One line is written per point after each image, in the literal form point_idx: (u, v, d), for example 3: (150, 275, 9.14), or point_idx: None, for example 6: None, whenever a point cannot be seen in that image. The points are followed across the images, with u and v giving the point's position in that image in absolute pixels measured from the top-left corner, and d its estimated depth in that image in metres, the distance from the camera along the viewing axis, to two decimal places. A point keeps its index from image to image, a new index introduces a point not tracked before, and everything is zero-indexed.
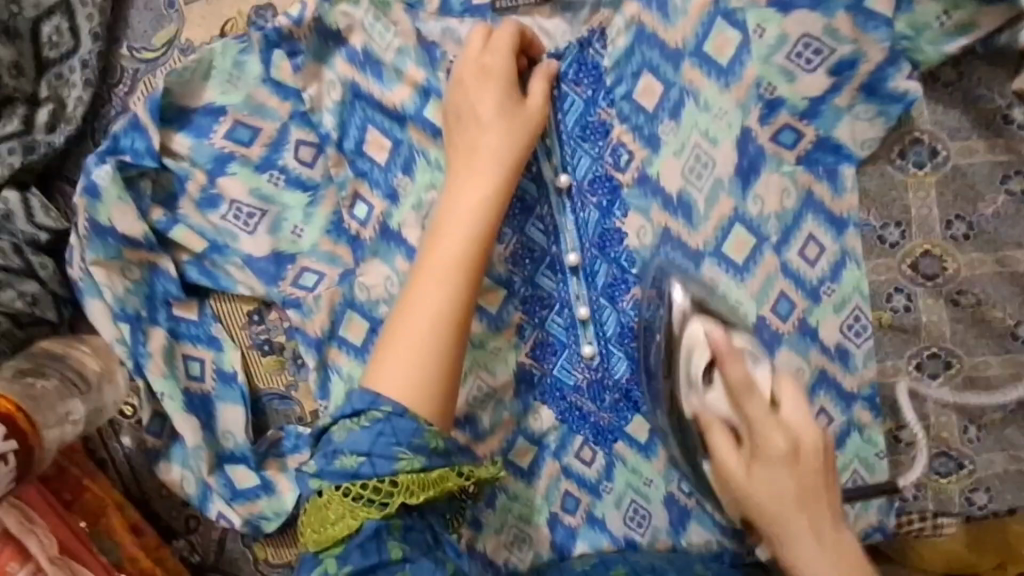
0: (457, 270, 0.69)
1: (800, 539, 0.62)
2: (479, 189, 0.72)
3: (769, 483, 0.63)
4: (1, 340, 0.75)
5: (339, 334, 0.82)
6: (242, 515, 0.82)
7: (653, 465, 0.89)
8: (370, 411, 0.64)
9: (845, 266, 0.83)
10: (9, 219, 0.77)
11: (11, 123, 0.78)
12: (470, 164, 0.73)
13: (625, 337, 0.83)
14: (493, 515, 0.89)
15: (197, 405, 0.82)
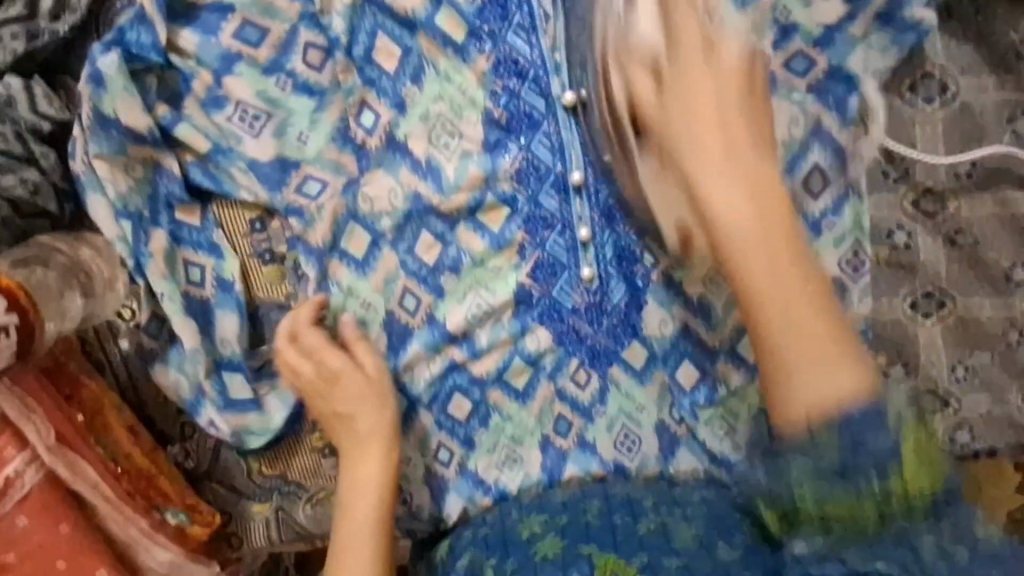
0: (370, 528, 0.80)
1: (751, 254, 0.61)
2: (372, 468, 0.80)
3: (726, 198, 0.62)
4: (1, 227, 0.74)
5: (341, 247, 0.84)
6: (231, 426, 0.84)
7: (647, 391, 0.90)
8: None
9: (847, 201, 0.83)
10: (9, 105, 0.75)
11: (15, 6, 0.75)
12: (355, 479, 0.81)
13: (626, 263, 0.86)
14: (486, 435, 0.91)
15: (196, 309, 0.83)
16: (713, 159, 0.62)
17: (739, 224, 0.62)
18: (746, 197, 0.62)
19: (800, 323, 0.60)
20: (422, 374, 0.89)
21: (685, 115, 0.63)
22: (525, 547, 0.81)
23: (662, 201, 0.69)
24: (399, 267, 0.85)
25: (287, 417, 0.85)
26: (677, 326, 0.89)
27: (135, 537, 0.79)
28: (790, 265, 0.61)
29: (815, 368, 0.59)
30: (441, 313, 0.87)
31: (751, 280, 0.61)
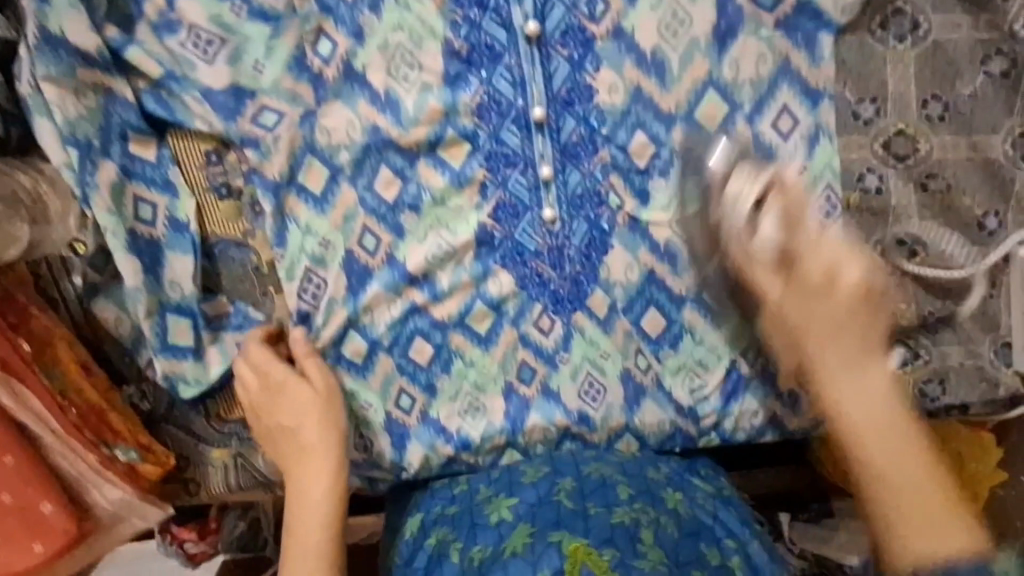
0: (319, 556, 0.78)
1: (829, 347, 0.64)
2: (315, 481, 0.81)
3: (854, 381, 0.64)
4: None
5: (298, 181, 0.82)
6: (164, 370, 0.83)
7: (611, 339, 0.89)
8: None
9: (816, 142, 0.81)
10: None
11: None
12: (303, 491, 0.81)
13: (591, 204, 0.84)
14: (448, 381, 0.89)
15: (144, 248, 0.81)
16: (822, 324, 0.64)
17: (803, 330, 0.65)
18: (842, 319, 0.63)
19: (874, 417, 0.62)
20: (382, 318, 0.87)
21: (823, 315, 0.64)
22: (494, 531, 0.82)
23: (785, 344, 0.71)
24: (358, 203, 0.84)
25: (224, 374, 0.85)
26: (643, 272, 0.87)
27: (82, 473, 0.78)
28: (888, 398, 0.63)
29: (915, 522, 0.59)
30: (401, 254, 0.85)
31: (841, 404, 0.63)
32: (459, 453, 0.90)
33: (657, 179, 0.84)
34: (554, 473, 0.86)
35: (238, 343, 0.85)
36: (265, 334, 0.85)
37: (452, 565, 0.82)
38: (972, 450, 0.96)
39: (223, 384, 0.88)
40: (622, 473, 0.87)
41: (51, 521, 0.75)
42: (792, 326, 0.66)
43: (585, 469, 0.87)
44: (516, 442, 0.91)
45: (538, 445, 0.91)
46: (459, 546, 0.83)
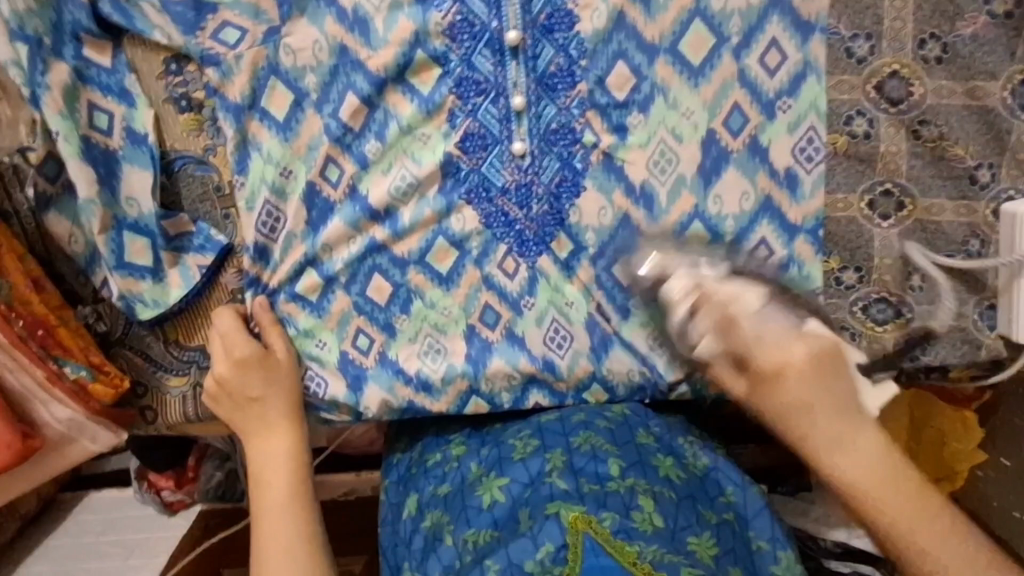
0: (290, 498, 0.83)
1: (856, 463, 0.75)
2: (281, 442, 0.85)
3: (856, 463, 0.75)
4: None
5: (261, 106, 0.80)
6: (121, 288, 0.81)
7: (574, 283, 0.86)
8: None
9: (804, 79, 0.78)
10: None
11: None
12: (270, 454, 0.85)
13: (562, 140, 0.81)
14: (408, 322, 0.87)
15: (99, 157, 0.78)
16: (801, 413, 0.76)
17: (801, 424, 0.77)
18: (828, 405, 0.76)
19: (911, 531, 0.72)
20: (340, 253, 0.85)
21: (840, 450, 0.75)
22: (488, 514, 0.82)
23: (857, 455, 0.75)
24: (323, 132, 0.81)
25: (184, 297, 0.84)
26: (617, 215, 0.83)
27: (29, 387, 0.75)
28: (880, 456, 0.75)
29: (915, 533, 0.72)
30: (364, 187, 0.83)
31: (842, 474, 0.75)
32: (419, 395, 0.87)
33: (635, 114, 0.79)
34: (543, 446, 0.86)
35: (201, 267, 0.84)
36: (236, 312, 0.86)
37: (447, 548, 0.83)
38: (953, 426, 1.06)
39: (181, 308, 0.86)
40: (612, 441, 0.86)
41: None
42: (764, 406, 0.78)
43: (575, 441, 0.86)
44: (479, 388, 0.88)
45: (503, 391, 0.89)
46: (452, 528, 0.84)
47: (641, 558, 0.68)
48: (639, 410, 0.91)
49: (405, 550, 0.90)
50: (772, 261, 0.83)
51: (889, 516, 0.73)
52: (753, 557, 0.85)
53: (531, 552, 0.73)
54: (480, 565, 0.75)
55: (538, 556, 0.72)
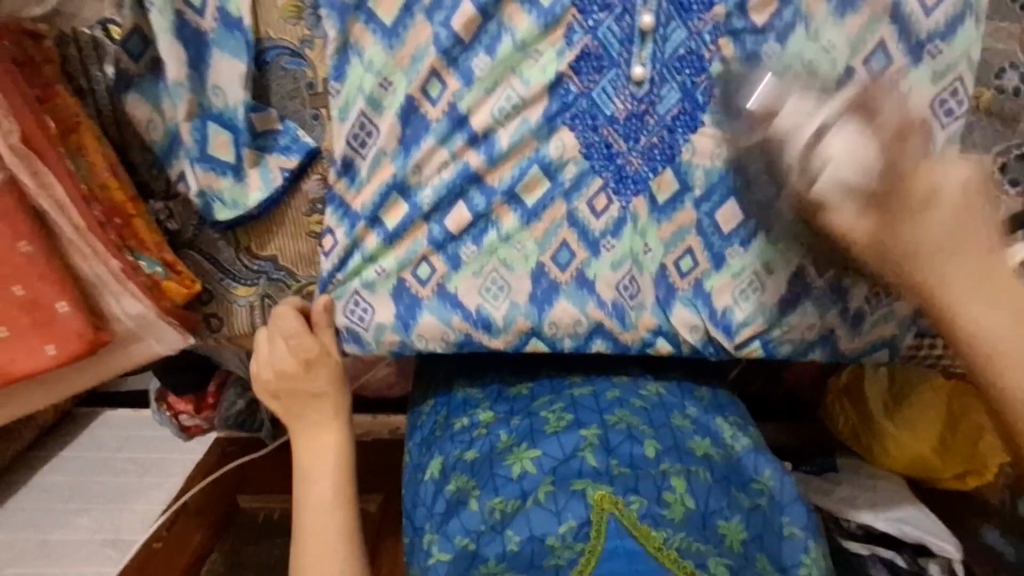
0: (337, 502, 0.77)
1: (935, 264, 0.68)
2: (328, 432, 0.80)
3: (929, 235, 0.67)
4: None
5: (367, 7, 0.74)
6: (200, 184, 0.76)
7: (660, 231, 0.81)
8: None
9: (962, 23, 0.72)
10: None
11: None
12: (313, 454, 0.79)
13: (688, 67, 0.75)
14: (476, 255, 0.81)
15: (190, 38, 0.73)
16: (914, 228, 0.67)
17: (951, 274, 0.68)
18: (952, 222, 0.67)
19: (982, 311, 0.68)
20: (430, 180, 0.80)
21: (925, 239, 0.67)
22: (517, 485, 0.78)
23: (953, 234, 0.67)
24: (431, 42, 0.75)
25: (263, 203, 0.79)
26: (731, 156, 0.78)
27: (103, 278, 0.71)
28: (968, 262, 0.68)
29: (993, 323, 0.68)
30: (463, 104, 0.78)
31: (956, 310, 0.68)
32: (478, 332, 0.82)
33: (772, 42, 0.74)
34: (578, 422, 0.83)
35: (283, 170, 0.78)
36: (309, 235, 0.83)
37: (471, 512, 0.79)
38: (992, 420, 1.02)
39: (258, 214, 0.81)
40: (647, 424, 0.84)
41: (63, 322, 0.68)
42: (885, 237, 0.68)
43: (610, 418, 0.84)
44: (541, 331, 0.83)
45: (566, 336, 0.83)
46: (478, 494, 0.79)
47: (667, 544, 0.67)
48: (676, 393, 0.91)
49: (425, 511, 0.85)
50: None
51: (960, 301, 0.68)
52: (781, 543, 0.82)
53: (554, 526, 0.71)
54: (501, 535, 0.74)
55: (559, 531, 0.70)
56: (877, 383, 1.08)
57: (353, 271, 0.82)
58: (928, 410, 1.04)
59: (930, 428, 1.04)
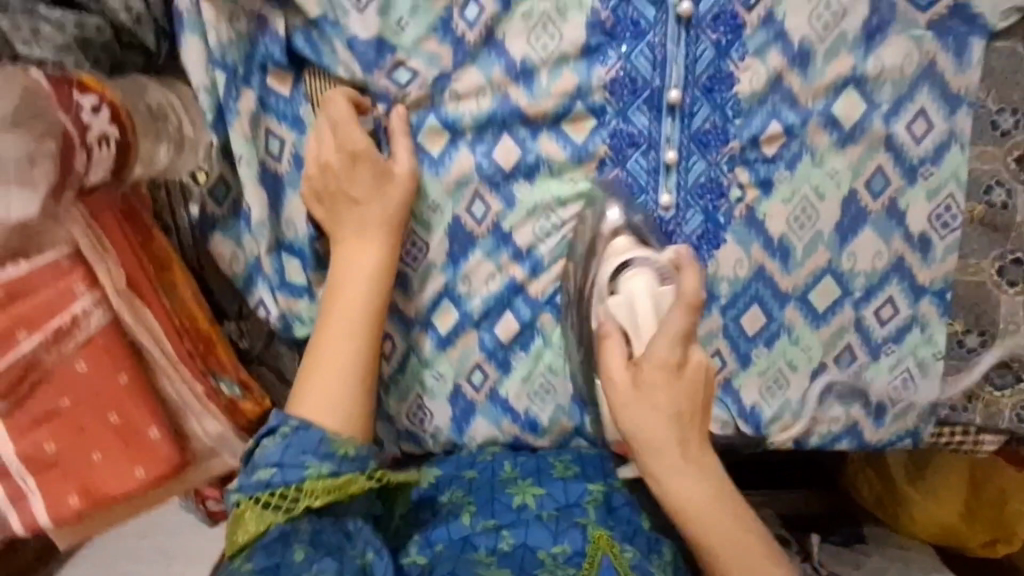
0: (357, 330, 0.77)
1: (673, 479, 0.77)
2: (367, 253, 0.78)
3: (654, 437, 0.76)
4: (102, 53, 0.68)
5: (418, 144, 0.83)
6: (280, 309, 0.84)
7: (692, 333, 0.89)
8: (284, 427, 0.73)
9: (948, 149, 0.82)
10: None
11: None
12: (360, 221, 0.78)
13: (712, 193, 0.84)
14: (525, 361, 0.91)
15: (269, 183, 0.81)
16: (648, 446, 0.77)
17: (691, 501, 0.77)
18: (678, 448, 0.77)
19: (706, 517, 0.77)
20: (479, 292, 0.89)
21: (654, 416, 0.76)
22: (514, 513, 0.86)
23: (699, 495, 0.77)
24: (473, 170, 0.84)
25: None
26: (752, 268, 0.86)
27: (185, 399, 0.78)
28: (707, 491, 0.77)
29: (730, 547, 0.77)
30: (508, 224, 0.86)
31: (682, 500, 0.77)
32: (525, 433, 0.93)
33: (782, 169, 0.83)
34: (585, 474, 0.90)
35: None
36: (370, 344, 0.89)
37: (461, 524, 0.85)
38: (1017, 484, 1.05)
39: None
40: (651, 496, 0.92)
41: (155, 446, 0.74)
42: (641, 452, 0.78)
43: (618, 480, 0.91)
44: (584, 431, 0.94)
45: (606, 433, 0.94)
46: (473, 510, 0.86)
47: None
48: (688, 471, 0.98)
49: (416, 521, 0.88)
50: (897, 320, 0.88)
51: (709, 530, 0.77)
52: None
53: (548, 543, 0.82)
54: (496, 534, 0.83)
55: (552, 550, 0.81)
56: (898, 458, 1.11)
57: (412, 377, 0.90)
58: (952, 482, 1.08)
59: (953, 498, 1.08)
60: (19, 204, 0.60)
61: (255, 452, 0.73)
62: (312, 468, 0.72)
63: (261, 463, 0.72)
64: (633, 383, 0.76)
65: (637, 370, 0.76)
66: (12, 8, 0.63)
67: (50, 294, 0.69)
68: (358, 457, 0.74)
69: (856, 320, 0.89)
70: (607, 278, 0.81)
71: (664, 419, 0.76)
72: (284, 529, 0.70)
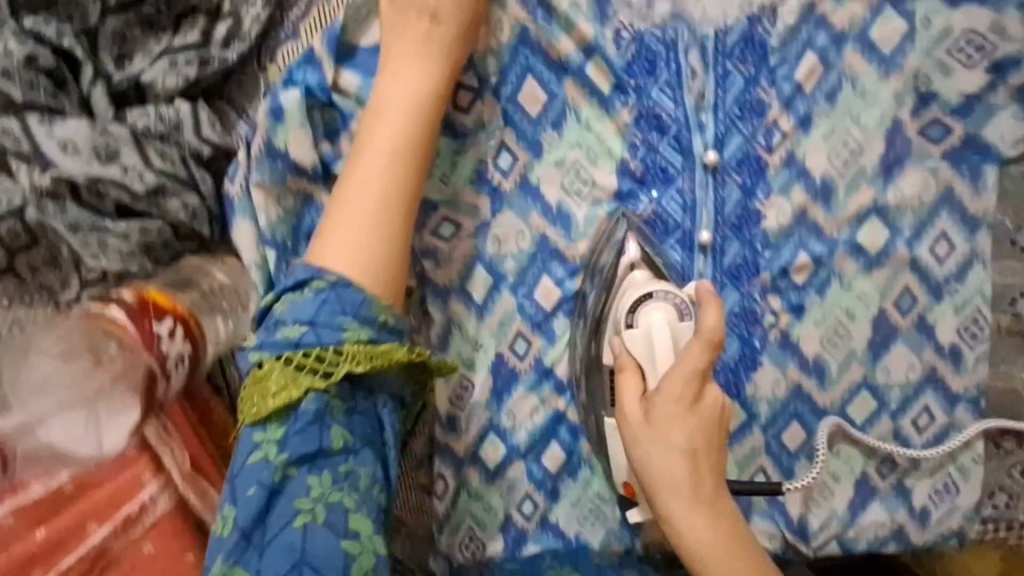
0: (399, 161, 0.73)
1: (684, 522, 0.72)
2: (411, 83, 0.74)
3: (666, 471, 0.72)
4: (160, 249, 0.75)
5: (466, 292, 0.85)
6: None
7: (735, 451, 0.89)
8: (314, 281, 0.70)
9: (971, 267, 0.84)
10: (177, 129, 0.74)
11: (191, 33, 0.74)
12: (422, 38, 0.74)
13: (747, 321, 0.86)
14: (573, 487, 0.91)
15: None
16: (665, 481, 0.72)
17: (699, 548, 0.72)
18: (691, 482, 0.72)
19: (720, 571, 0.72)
20: (524, 425, 0.89)
21: (667, 450, 0.72)
22: None
23: (714, 539, 0.72)
24: (517, 310, 0.86)
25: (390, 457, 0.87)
26: (790, 387, 0.88)
27: None
28: (724, 534, 0.73)
29: None
30: (549, 359, 0.88)
31: (693, 547, 0.72)
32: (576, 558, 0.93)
33: (813, 295, 0.85)
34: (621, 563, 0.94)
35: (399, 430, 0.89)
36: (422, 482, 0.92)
37: None
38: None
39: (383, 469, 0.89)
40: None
41: None
42: (653, 487, 0.73)
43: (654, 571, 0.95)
44: (636, 552, 0.93)
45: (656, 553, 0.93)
46: None
47: None
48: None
49: None
50: (934, 427, 0.90)
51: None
52: None
53: None
54: None
55: None
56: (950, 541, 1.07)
57: (464, 511, 0.90)
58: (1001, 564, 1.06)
59: None
60: (110, 438, 0.70)
61: (279, 308, 0.70)
62: (350, 330, 0.69)
63: (290, 320, 0.69)
64: (651, 413, 0.73)
65: (652, 403, 0.73)
66: (83, 228, 0.72)
67: (114, 491, 0.70)
68: (397, 329, 0.72)
69: (894, 430, 0.90)
70: (624, 312, 0.78)
71: (683, 453, 0.72)
72: (319, 406, 0.68)
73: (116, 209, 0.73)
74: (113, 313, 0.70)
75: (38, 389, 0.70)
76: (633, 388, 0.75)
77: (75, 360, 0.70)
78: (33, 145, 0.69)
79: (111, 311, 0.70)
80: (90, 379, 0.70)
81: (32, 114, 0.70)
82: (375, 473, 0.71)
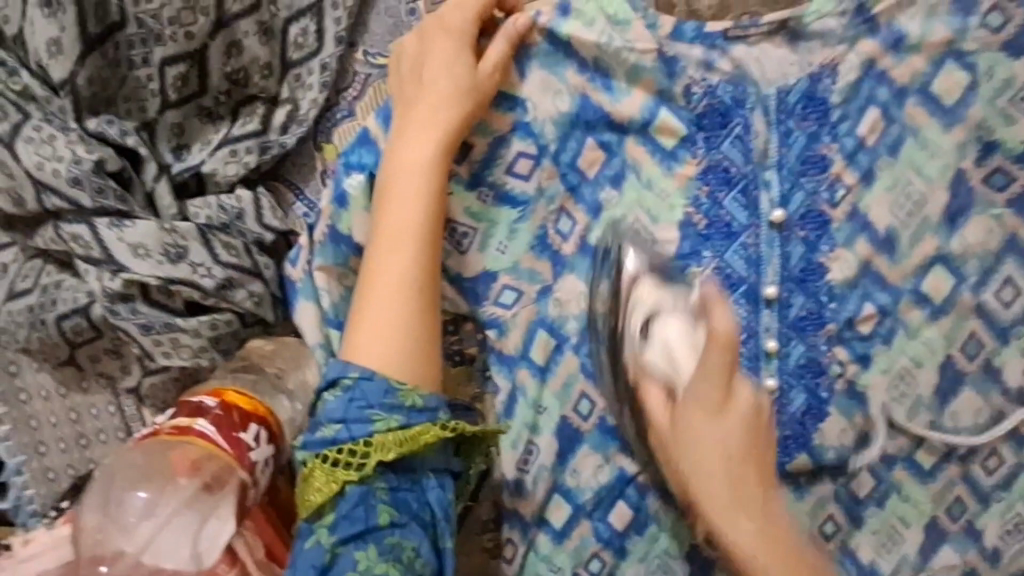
0: (413, 232, 0.74)
1: (702, 460, 0.69)
2: (422, 153, 0.75)
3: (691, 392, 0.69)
4: (229, 338, 0.81)
5: (529, 356, 0.84)
6: None
7: (805, 503, 0.86)
8: (342, 380, 0.71)
9: None
10: (240, 218, 0.82)
11: (252, 122, 0.84)
12: (429, 110, 0.75)
13: (813, 372, 0.83)
14: (642, 543, 0.85)
15: None
16: (689, 403, 0.69)
17: (712, 471, 0.69)
18: (715, 427, 0.68)
19: (736, 523, 0.68)
20: (589, 483, 0.85)
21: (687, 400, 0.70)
22: None
23: (730, 491, 0.68)
24: (579, 369, 0.84)
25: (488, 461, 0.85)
26: (857, 436, 0.85)
27: None
28: (745, 474, 0.68)
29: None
30: (613, 418, 0.85)
31: (707, 495, 0.69)
32: None
33: (879, 345, 0.83)
34: None
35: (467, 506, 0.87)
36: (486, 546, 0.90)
37: None
38: None
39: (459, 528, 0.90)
40: None
41: None
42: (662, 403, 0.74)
43: None
44: None
45: None
46: None
47: None
48: None
49: None
50: (1003, 468, 0.87)
51: (744, 540, 0.68)
52: None
53: None
54: None
55: None
56: None
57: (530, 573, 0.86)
58: None
59: None
60: (209, 556, 0.72)
61: (318, 408, 0.71)
62: (380, 421, 0.69)
63: (325, 420, 0.69)
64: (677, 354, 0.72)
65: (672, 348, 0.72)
66: (154, 329, 0.78)
67: None
68: (429, 407, 0.70)
69: (962, 473, 0.87)
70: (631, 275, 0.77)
71: (715, 421, 0.69)
72: (363, 488, 0.68)
73: (184, 304, 0.80)
74: (201, 427, 0.73)
75: (146, 513, 0.73)
76: (656, 346, 0.73)
77: (169, 485, 0.73)
78: (105, 250, 0.77)
79: (198, 425, 0.74)
80: (184, 496, 0.73)
81: (102, 217, 0.77)
82: (421, 548, 0.69)
